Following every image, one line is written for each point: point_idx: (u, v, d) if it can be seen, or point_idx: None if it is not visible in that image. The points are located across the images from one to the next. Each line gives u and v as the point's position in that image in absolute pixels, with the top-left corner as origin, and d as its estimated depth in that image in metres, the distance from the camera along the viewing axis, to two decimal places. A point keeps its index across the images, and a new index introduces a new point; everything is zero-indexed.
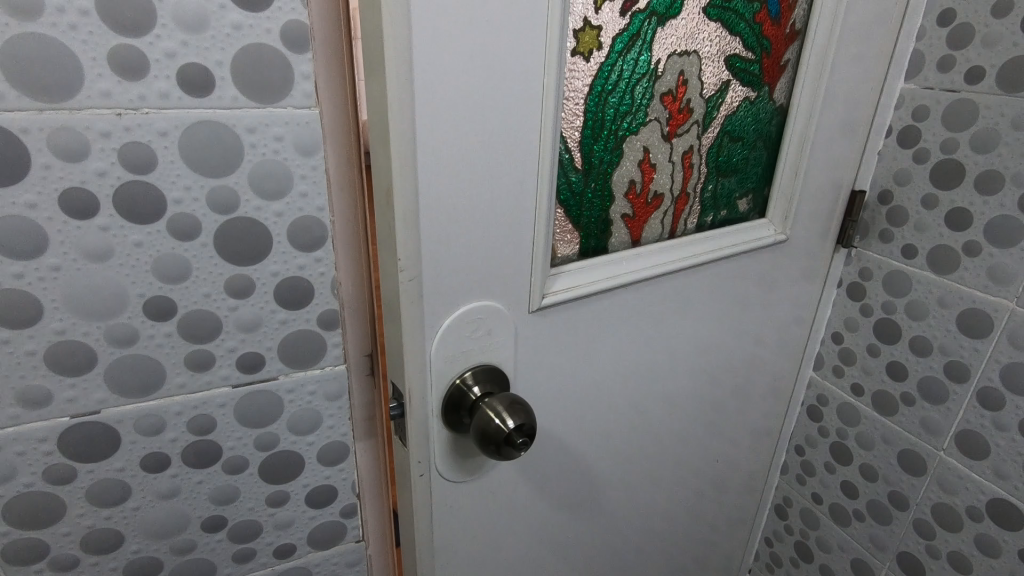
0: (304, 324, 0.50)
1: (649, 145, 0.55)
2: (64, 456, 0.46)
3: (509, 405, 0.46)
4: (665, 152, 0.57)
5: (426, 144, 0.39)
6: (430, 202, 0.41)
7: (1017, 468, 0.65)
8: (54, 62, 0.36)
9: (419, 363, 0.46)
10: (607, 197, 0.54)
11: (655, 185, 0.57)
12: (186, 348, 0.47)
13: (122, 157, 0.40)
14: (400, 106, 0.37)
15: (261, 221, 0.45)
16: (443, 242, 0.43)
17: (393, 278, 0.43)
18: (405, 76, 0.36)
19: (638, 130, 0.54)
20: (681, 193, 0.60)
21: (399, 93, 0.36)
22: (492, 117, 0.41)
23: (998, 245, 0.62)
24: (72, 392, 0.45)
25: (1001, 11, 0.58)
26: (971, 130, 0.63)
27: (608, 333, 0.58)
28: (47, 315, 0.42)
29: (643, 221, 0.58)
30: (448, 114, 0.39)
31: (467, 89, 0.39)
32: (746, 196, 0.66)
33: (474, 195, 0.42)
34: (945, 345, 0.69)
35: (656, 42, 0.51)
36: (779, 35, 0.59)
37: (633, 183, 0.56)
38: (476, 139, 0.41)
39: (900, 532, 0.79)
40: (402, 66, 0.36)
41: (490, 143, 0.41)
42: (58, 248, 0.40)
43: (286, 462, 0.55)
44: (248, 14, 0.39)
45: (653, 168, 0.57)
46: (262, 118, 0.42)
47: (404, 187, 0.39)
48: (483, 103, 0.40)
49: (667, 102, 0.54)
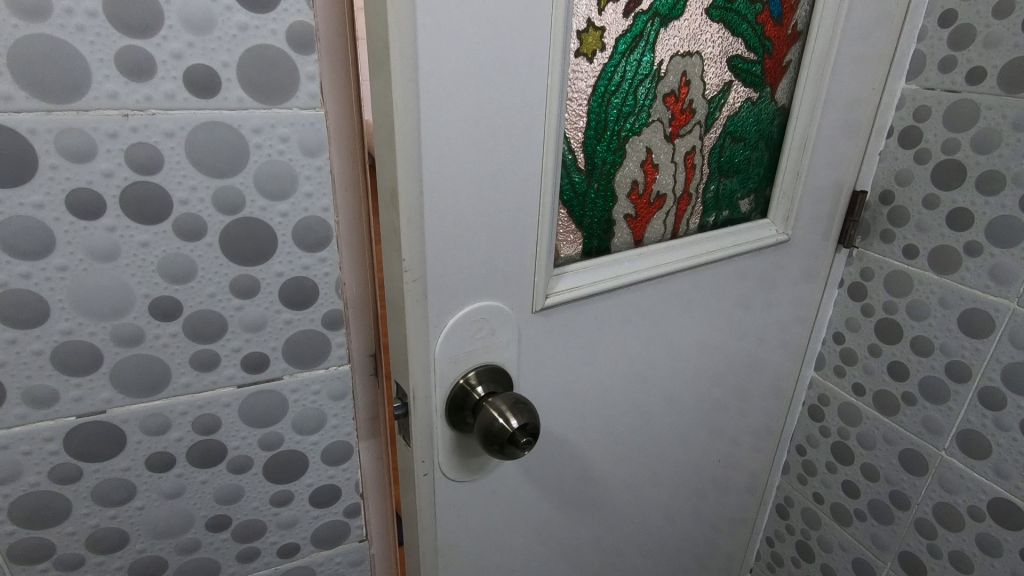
0: (308, 324, 0.50)
1: (652, 146, 0.55)
2: (70, 456, 0.46)
3: (513, 404, 0.47)
4: (668, 152, 0.57)
5: (432, 145, 0.39)
6: (435, 202, 0.41)
7: (1018, 468, 0.65)
8: (62, 63, 0.36)
9: (423, 363, 0.47)
10: (611, 197, 0.54)
11: (657, 185, 0.57)
12: (191, 348, 0.47)
13: (129, 158, 0.40)
14: (406, 107, 0.37)
15: (266, 221, 0.45)
16: (448, 242, 0.43)
17: (397, 277, 0.43)
18: (411, 78, 0.36)
19: (641, 131, 0.54)
20: (683, 193, 0.60)
21: (403, 91, 0.37)
22: (497, 119, 0.41)
23: (1000, 245, 0.62)
24: (78, 392, 0.45)
25: (1002, 12, 0.58)
26: (973, 130, 0.63)
27: (611, 333, 0.58)
28: (54, 315, 0.42)
29: (645, 222, 0.58)
30: (454, 115, 0.39)
31: (473, 91, 0.39)
32: (748, 196, 0.66)
33: (478, 196, 0.43)
34: (946, 345, 0.70)
35: (659, 43, 0.51)
36: (781, 36, 0.59)
37: (636, 184, 0.56)
38: (479, 138, 0.41)
39: (901, 531, 0.79)
40: (408, 68, 0.36)
41: (494, 142, 0.42)
42: (65, 249, 0.41)
43: (291, 461, 0.55)
44: (254, 15, 0.40)
45: (655, 168, 0.57)
46: (268, 118, 0.43)
47: (409, 187, 0.39)
48: (487, 102, 0.40)
49: (670, 103, 0.55)
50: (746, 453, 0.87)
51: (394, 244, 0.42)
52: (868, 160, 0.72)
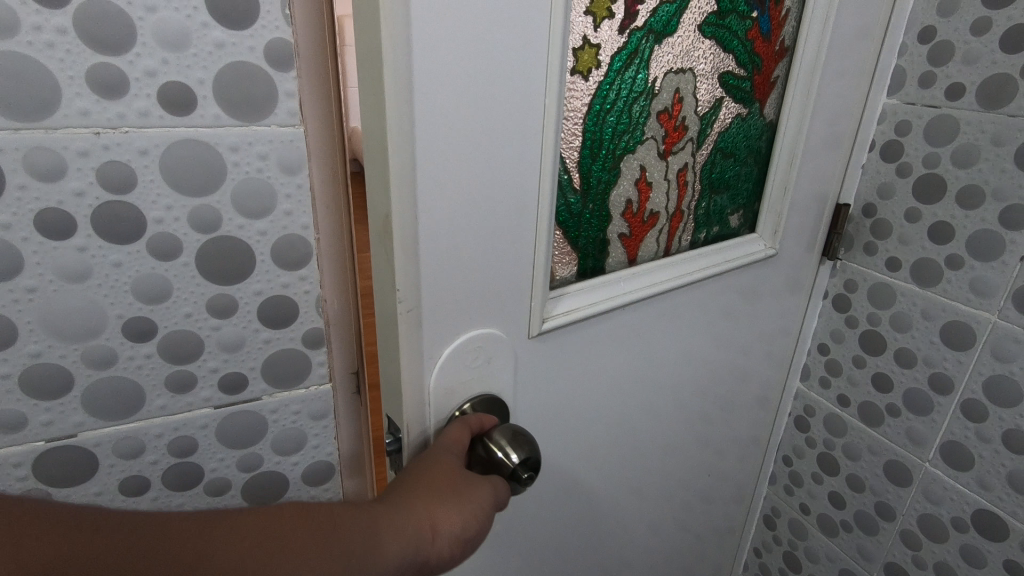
0: (288, 343, 0.49)
1: (646, 163, 0.55)
2: (38, 482, 0.45)
3: (512, 437, 0.45)
4: (661, 170, 0.57)
5: (426, 173, 0.38)
6: (429, 232, 0.40)
7: (1001, 479, 0.65)
8: (30, 80, 0.35)
9: (417, 392, 0.45)
10: (605, 217, 0.54)
11: (651, 204, 0.57)
12: (166, 370, 0.46)
13: (100, 177, 0.39)
14: (401, 137, 0.36)
15: (245, 240, 0.45)
16: (441, 271, 0.42)
17: (390, 297, 0.42)
18: (404, 108, 0.35)
19: (635, 149, 0.54)
20: (676, 211, 0.60)
21: (398, 121, 0.36)
22: (490, 143, 0.40)
23: (980, 258, 0.63)
24: (48, 416, 0.43)
25: (979, 29, 0.59)
26: (953, 145, 0.63)
27: (604, 355, 0.58)
28: (22, 337, 0.41)
29: (639, 240, 0.58)
30: (446, 142, 0.38)
31: (466, 117, 0.38)
32: (737, 212, 0.67)
33: (472, 221, 0.42)
34: (928, 356, 0.70)
35: (652, 61, 0.51)
36: (769, 51, 0.60)
37: (630, 202, 0.56)
38: (473, 163, 0.40)
39: (887, 542, 0.79)
40: (401, 96, 0.35)
41: (488, 165, 0.41)
42: (33, 270, 0.39)
43: (270, 483, 0.54)
44: (230, 31, 0.39)
45: (649, 186, 0.57)
46: (245, 136, 0.42)
47: (403, 218, 0.38)
48: (481, 129, 0.39)
49: (663, 120, 0.55)
50: (734, 465, 0.86)
51: (388, 263, 0.40)
52: (851, 174, 0.72)
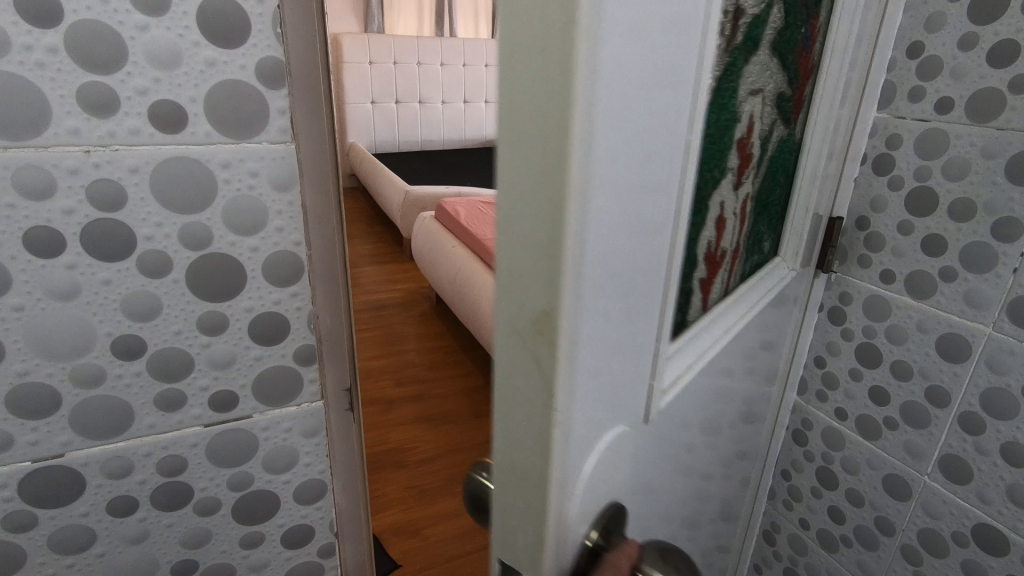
0: (279, 360, 0.49)
1: (726, 198, 0.39)
2: (24, 503, 0.44)
3: (662, 561, 0.25)
4: (733, 203, 0.42)
5: (606, 218, 0.18)
6: (602, 326, 0.20)
7: (1000, 492, 0.64)
8: (20, 99, 0.35)
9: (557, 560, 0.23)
10: (692, 264, 0.35)
11: (723, 246, 0.42)
12: (155, 388, 0.45)
13: (91, 195, 0.39)
14: (585, 146, 0.16)
15: (236, 257, 0.45)
16: (607, 379, 0.22)
17: (528, 414, 0.21)
18: (594, 76, 0.16)
19: (722, 180, 0.37)
20: (733, 247, 0.45)
21: (583, 108, 0.16)
22: (667, 132, 0.21)
23: (975, 269, 0.62)
24: (35, 435, 0.43)
25: (966, 44, 0.59)
26: (944, 158, 0.62)
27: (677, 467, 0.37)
28: (10, 356, 0.40)
29: (711, 286, 0.41)
30: (632, 138, 0.18)
31: (653, 82, 0.19)
32: (767, 237, 0.57)
33: (639, 283, 0.22)
34: (924, 369, 0.69)
35: (745, 73, 0.37)
36: (805, 67, 0.51)
37: (710, 244, 0.38)
38: (652, 175, 0.21)
39: (887, 558, 0.78)
40: (594, 50, 0.15)
41: (666, 176, 0.22)
42: (21, 288, 0.39)
43: (261, 501, 0.54)
44: (222, 50, 0.39)
45: (723, 225, 0.40)
46: (237, 153, 0.42)
47: (571, 308, 0.19)
48: (666, 110, 0.20)
49: (741, 148, 0.39)
50: (747, 491, 0.82)
51: (530, 353, 0.19)
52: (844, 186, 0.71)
